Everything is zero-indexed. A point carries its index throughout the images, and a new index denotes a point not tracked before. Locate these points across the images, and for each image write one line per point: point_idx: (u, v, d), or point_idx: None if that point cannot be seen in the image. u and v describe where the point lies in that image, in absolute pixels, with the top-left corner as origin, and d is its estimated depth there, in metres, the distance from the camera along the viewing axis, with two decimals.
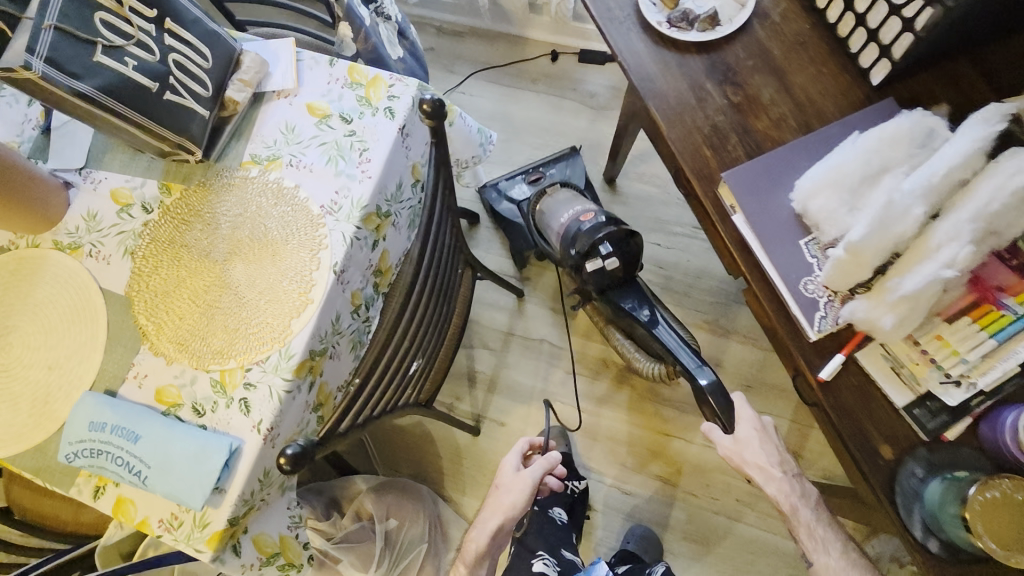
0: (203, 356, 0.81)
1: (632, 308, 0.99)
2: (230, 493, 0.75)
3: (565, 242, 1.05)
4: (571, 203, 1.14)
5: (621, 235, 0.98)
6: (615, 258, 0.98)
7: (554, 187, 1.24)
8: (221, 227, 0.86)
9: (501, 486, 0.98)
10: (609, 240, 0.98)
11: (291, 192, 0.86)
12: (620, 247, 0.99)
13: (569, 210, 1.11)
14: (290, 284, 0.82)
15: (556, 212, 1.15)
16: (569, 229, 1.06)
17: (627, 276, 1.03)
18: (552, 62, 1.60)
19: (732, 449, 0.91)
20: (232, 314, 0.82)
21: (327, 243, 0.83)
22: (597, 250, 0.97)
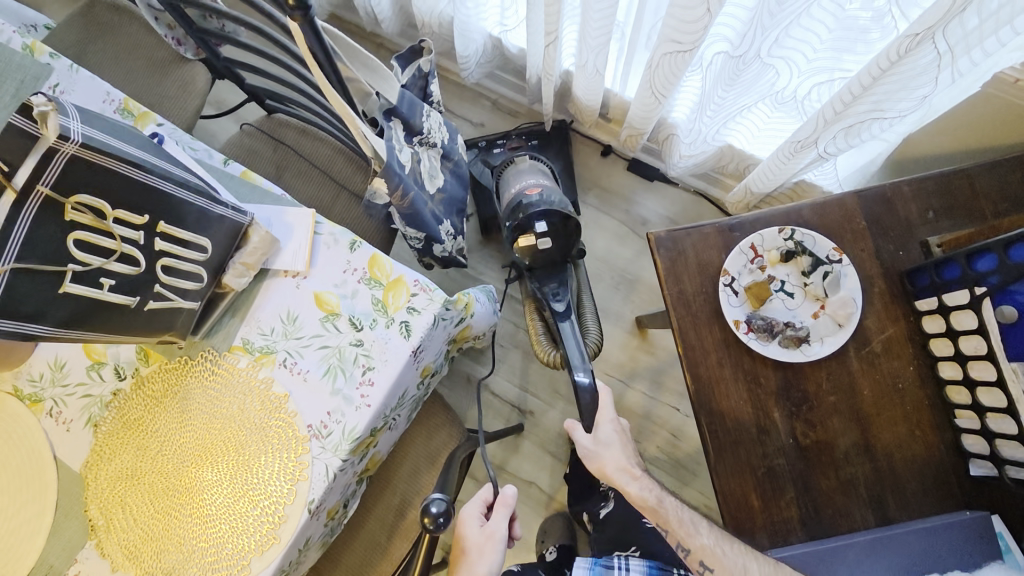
0: (150, 573, 0.73)
1: (552, 294, 1.00)
2: None
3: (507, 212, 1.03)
4: (529, 171, 1.13)
5: (561, 214, 0.98)
6: (548, 239, 0.98)
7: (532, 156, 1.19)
8: (195, 421, 0.76)
9: (471, 548, 0.82)
10: (550, 214, 0.97)
11: (277, 400, 0.76)
12: (556, 228, 0.98)
13: (527, 179, 1.08)
14: (257, 512, 0.73)
15: (511, 180, 1.12)
16: (518, 191, 1.06)
17: (558, 259, 1.01)
18: (602, 156, 1.45)
19: (591, 450, 0.79)
20: (190, 531, 0.74)
21: (308, 474, 0.74)
22: (532, 226, 0.97)
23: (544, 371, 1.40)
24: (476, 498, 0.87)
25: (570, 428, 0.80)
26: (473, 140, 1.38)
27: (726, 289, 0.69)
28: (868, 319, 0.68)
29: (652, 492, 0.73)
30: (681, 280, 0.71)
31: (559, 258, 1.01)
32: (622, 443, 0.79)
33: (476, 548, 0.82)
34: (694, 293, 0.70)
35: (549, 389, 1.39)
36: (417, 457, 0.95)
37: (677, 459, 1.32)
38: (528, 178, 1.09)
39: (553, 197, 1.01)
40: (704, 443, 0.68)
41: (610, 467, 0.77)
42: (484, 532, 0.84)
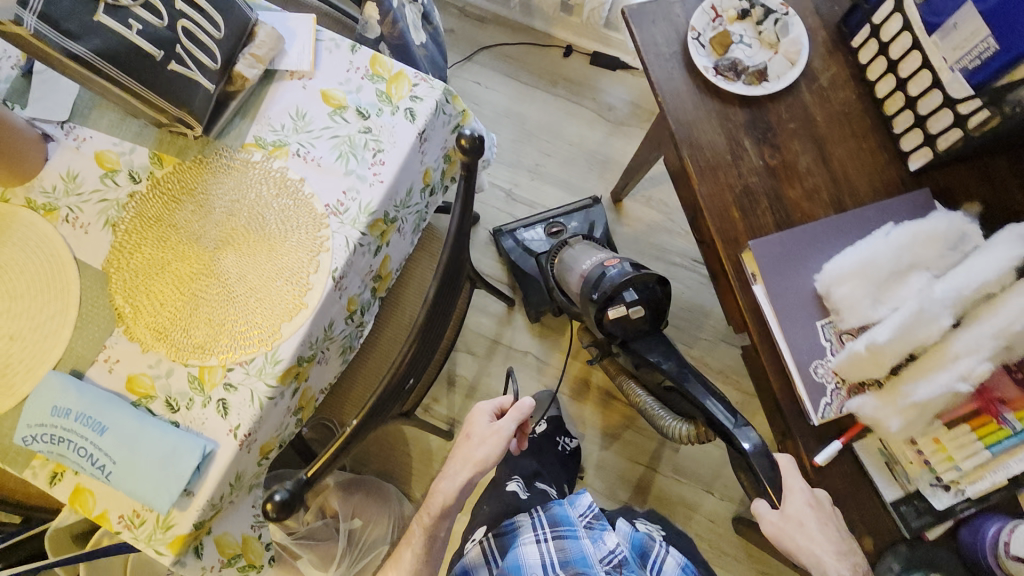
0: (182, 348, 0.76)
1: (658, 362, 0.87)
2: (199, 497, 0.72)
3: (585, 288, 0.92)
4: (590, 252, 1.07)
5: (646, 277, 0.88)
6: (641, 305, 0.87)
7: (577, 241, 1.18)
8: (214, 212, 0.80)
9: (474, 435, 0.80)
10: (637, 283, 0.87)
11: (294, 185, 0.80)
12: (648, 294, 0.88)
13: (591, 258, 1.02)
14: (284, 284, 0.78)
15: (576, 262, 1.06)
16: (584, 271, 0.98)
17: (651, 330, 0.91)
18: (564, 57, 1.55)
19: (781, 529, 0.65)
20: (218, 307, 0.77)
21: (329, 246, 0.79)
22: (620, 296, 0.87)
23: None
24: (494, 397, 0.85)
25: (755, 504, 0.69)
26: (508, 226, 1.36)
27: (694, 41, 0.79)
28: (815, 61, 0.79)
29: None
30: (657, 44, 0.80)
31: (653, 326, 0.90)
32: (821, 519, 0.63)
33: (481, 437, 0.79)
34: (669, 51, 0.80)
35: None
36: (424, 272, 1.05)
37: None
38: (589, 258, 1.03)
39: (631, 265, 0.91)
40: (688, 174, 0.77)
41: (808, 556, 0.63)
42: (490, 428, 0.80)
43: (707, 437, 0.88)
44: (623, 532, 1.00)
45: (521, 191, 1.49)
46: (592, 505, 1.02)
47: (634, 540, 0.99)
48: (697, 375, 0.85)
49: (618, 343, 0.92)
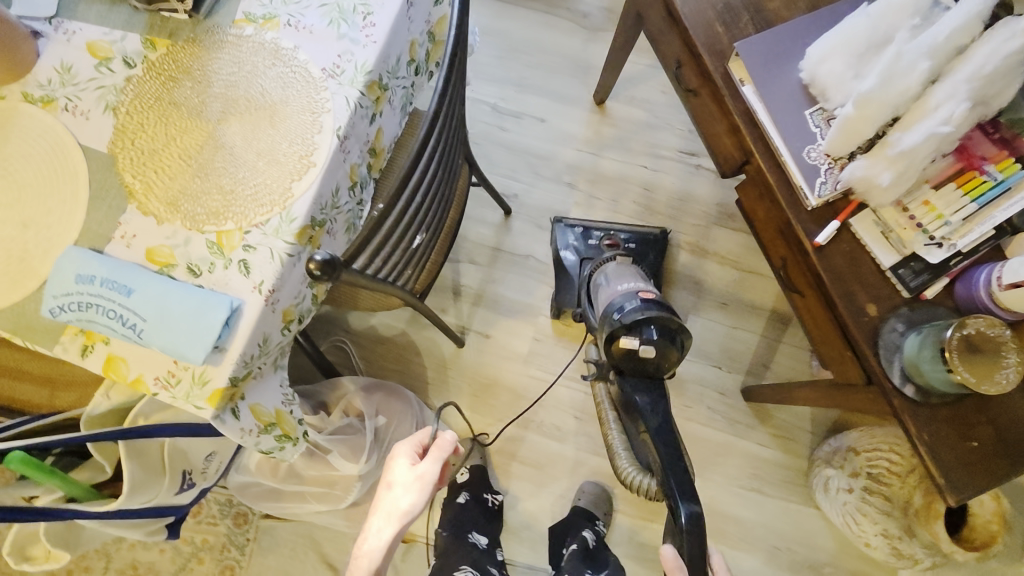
0: (197, 216, 0.77)
1: (642, 406, 0.89)
2: (231, 352, 0.74)
3: (609, 310, 0.96)
4: (634, 274, 1.11)
5: (671, 324, 0.89)
6: (654, 348, 0.89)
7: (625, 259, 1.19)
8: (213, 86, 0.81)
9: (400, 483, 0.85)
10: (657, 326, 0.89)
11: (288, 53, 0.82)
12: (664, 342, 0.89)
13: (628, 281, 1.05)
14: (289, 147, 0.79)
15: (610, 281, 1.10)
16: (619, 291, 1.02)
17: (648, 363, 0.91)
18: None
19: None
20: (227, 175, 0.78)
21: (330, 107, 0.80)
22: (639, 329, 0.89)
23: (521, 158, 1.50)
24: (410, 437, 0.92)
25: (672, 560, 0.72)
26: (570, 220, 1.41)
27: None
28: None
29: None
30: None
31: (652, 395, 0.90)
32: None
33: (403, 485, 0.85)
34: None
35: (529, 171, 1.50)
36: None
37: (653, 208, 1.47)
38: (622, 279, 1.07)
39: (656, 300, 0.94)
40: None
41: None
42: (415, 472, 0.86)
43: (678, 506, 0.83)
44: None
45: (507, 104, 1.52)
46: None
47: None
48: (667, 442, 0.84)
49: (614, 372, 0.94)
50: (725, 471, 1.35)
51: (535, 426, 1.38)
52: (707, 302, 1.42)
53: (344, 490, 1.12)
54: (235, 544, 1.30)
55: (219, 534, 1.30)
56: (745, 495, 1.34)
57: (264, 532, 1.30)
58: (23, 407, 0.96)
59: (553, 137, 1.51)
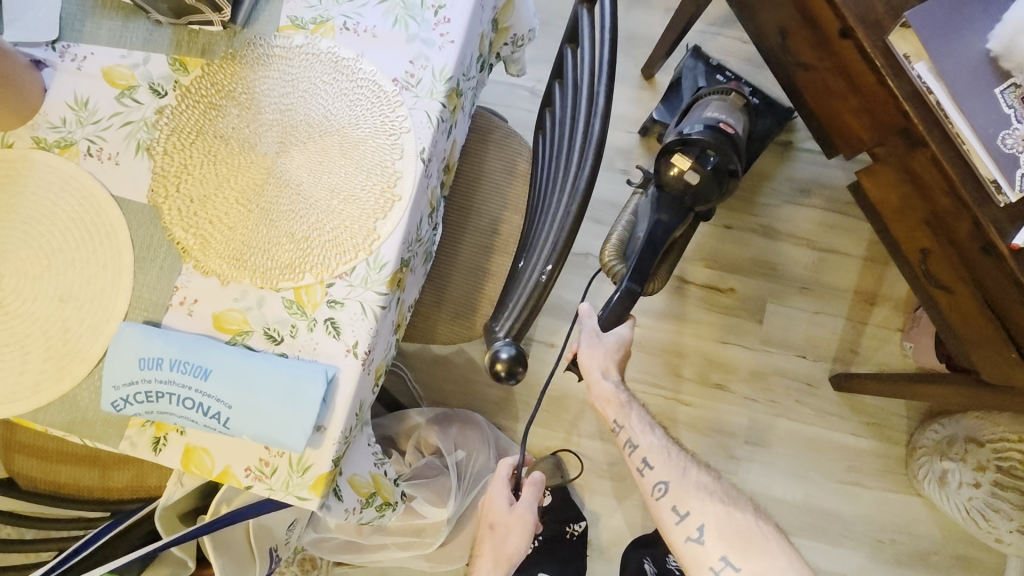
0: (268, 272, 0.65)
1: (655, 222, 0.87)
2: (332, 430, 0.62)
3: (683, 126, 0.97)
4: (730, 107, 1.04)
5: (724, 161, 0.89)
6: (696, 171, 0.88)
7: (738, 99, 1.05)
8: (265, 112, 0.68)
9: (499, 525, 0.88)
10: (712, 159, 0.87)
11: (350, 64, 0.68)
12: (712, 167, 0.88)
13: (716, 110, 1.01)
14: (367, 179, 0.66)
15: (706, 106, 1.04)
16: (705, 115, 0.99)
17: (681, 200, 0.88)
18: None
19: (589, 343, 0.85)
20: (297, 219, 0.66)
21: (409, 125, 0.67)
22: (690, 149, 0.90)
23: None
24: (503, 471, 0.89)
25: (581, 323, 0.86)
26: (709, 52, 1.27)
27: None
28: None
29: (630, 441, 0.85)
30: None
31: (673, 216, 0.87)
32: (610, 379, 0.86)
33: (505, 528, 0.87)
34: None
35: None
36: (494, 170, 0.93)
37: None
38: (720, 107, 1.01)
39: (723, 134, 0.93)
40: None
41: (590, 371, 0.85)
42: (512, 513, 0.87)
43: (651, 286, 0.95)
44: None
45: None
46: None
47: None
48: (652, 247, 0.82)
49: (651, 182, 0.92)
50: (819, 466, 1.26)
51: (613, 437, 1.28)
52: (786, 288, 1.31)
53: (434, 536, 1.03)
54: None
55: None
56: (843, 490, 1.26)
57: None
58: (71, 492, 0.85)
59: None
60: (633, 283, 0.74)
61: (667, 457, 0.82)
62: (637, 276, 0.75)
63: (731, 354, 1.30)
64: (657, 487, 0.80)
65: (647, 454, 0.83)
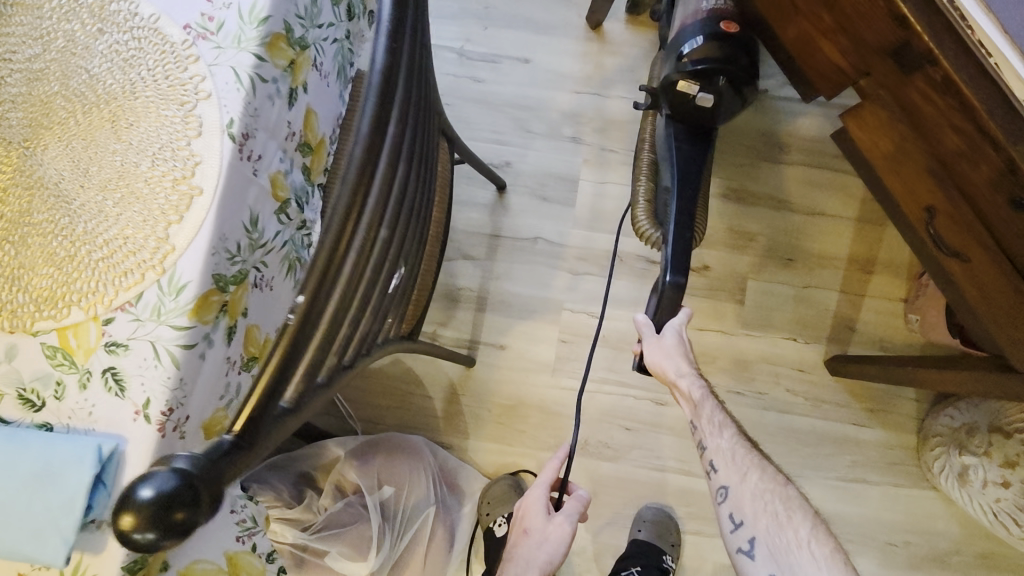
0: (22, 309, 0.46)
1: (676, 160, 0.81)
2: (118, 529, 0.44)
3: (677, 36, 0.81)
4: None
5: (740, 76, 0.77)
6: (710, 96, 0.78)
7: None
8: (9, 84, 0.48)
9: (534, 532, 0.72)
10: (723, 77, 0.77)
11: (124, 9, 0.49)
12: (727, 88, 0.78)
13: None
14: (153, 168, 0.47)
15: None
16: (696, 9, 0.81)
17: (696, 125, 0.83)
18: None
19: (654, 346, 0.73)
20: (57, 230, 0.47)
21: (208, 88, 0.48)
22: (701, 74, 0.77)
23: (505, 113, 1.16)
24: (544, 479, 0.74)
25: (640, 324, 0.76)
26: None
27: None
28: None
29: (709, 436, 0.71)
30: None
31: (695, 143, 0.83)
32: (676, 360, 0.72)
33: (542, 538, 0.71)
34: None
35: (519, 128, 1.16)
36: None
37: None
38: None
39: (731, 38, 0.77)
40: None
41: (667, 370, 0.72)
42: (551, 523, 0.72)
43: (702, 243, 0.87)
44: None
45: (475, 45, 1.17)
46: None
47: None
48: (689, 209, 0.77)
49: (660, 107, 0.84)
50: (817, 463, 1.09)
51: (578, 449, 1.11)
52: (767, 261, 1.12)
53: None
54: None
55: None
56: (846, 489, 1.09)
57: None
58: None
59: (542, 80, 1.17)
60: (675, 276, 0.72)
61: (737, 460, 0.69)
62: (687, 272, 0.72)
63: (709, 342, 1.12)
64: (718, 490, 0.68)
65: (714, 455, 0.70)
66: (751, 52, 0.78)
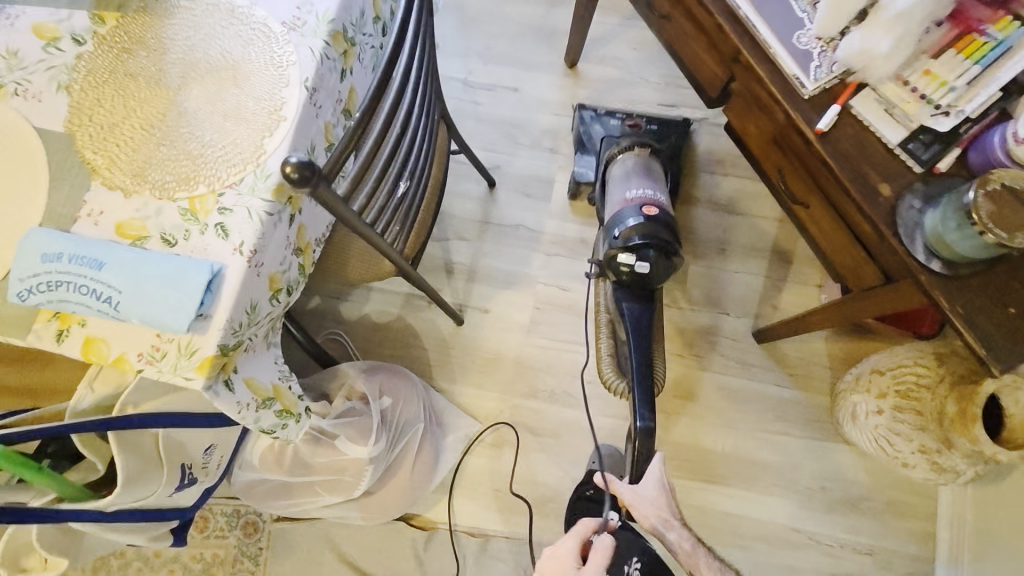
0: (167, 184, 0.73)
1: (627, 311, 1.05)
2: (217, 319, 0.70)
3: (615, 220, 1.09)
4: (642, 179, 1.18)
5: (666, 245, 1.04)
6: (647, 262, 1.03)
7: (642, 151, 1.25)
8: (171, 52, 0.78)
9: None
10: (655, 251, 1.03)
11: (245, 12, 0.79)
12: (658, 264, 1.04)
13: (637, 187, 1.14)
14: (256, 105, 0.76)
15: (621, 182, 1.19)
16: (628, 200, 1.12)
17: (638, 288, 1.06)
18: None
19: (616, 485, 0.98)
20: (194, 138, 0.75)
21: (295, 59, 0.77)
22: (638, 248, 1.03)
23: (498, 129, 1.47)
24: (577, 532, 0.89)
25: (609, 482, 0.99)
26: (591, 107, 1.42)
27: None
28: None
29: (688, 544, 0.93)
30: None
31: (641, 304, 1.06)
32: (654, 501, 0.96)
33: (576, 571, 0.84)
34: None
35: (508, 141, 1.46)
36: None
37: None
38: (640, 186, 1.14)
39: (655, 219, 1.06)
40: None
41: (647, 513, 0.95)
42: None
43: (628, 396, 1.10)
44: None
45: (476, 78, 1.50)
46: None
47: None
48: (644, 355, 1.02)
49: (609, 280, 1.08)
50: (747, 414, 1.29)
51: (545, 396, 1.31)
52: (704, 249, 1.38)
53: (358, 474, 1.06)
54: (247, 555, 1.25)
55: (230, 546, 1.26)
56: (771, 438, 1.27)
57: (275, 538, 1.24)
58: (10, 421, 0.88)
59: (528, 105, 1.48)
60: (647, 422, 0.97)
61: None
62: (653, 414, 0.97)
63: None
64: None
65: None
66: (671, 233, 1.06)
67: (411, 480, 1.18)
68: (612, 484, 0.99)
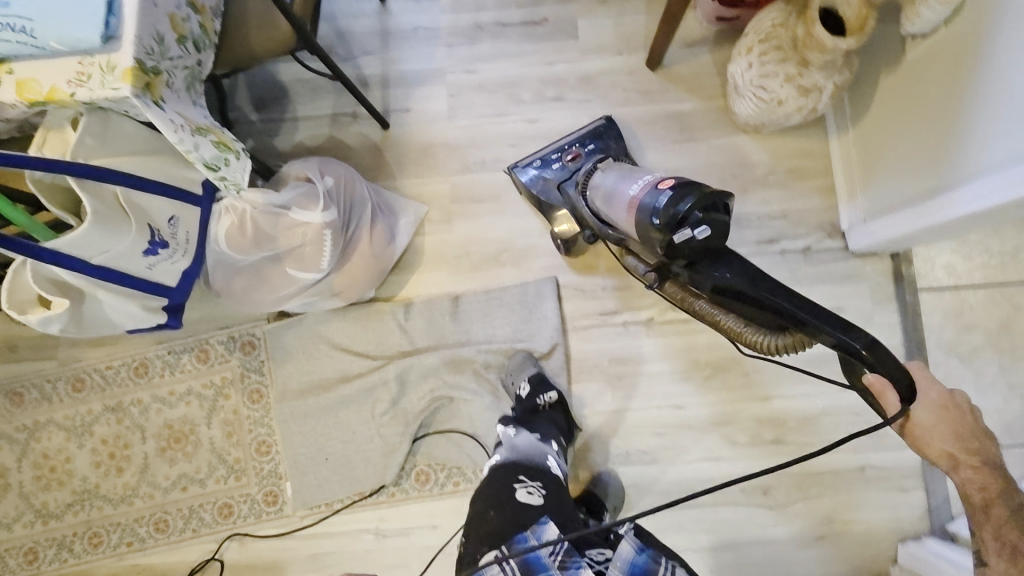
0: None
1: (726, 276, 0.82)
2: (126, 36, 0.78)
3: (643, 215, 0.93)
4: (627, 175, 1.11)
5: (708, 190, 0.87)
6: (706, 227, 0.85)
7: (606, 163, 1.27)
8: None
9: None
10: (701, 208, 0.86)
11: None
12: (712, 217, 0.86)
13: (636, 181, 1.04)
14: None
15: (616, 186, 1.10)
16: (634, 193, 1.00)
17: (713, 262, 0.86)
18: None
19: (883, 384, 0.67)
20: None
21: None
22: (687, 220, 0.86)
23: None
24: None
25: (884, 389, 0.67)
26: (523, 159, 1.40)
27: None
28: None
29: (974, 456, 0.71)
30: None
31: (725, 266, 0.84)
32: (946, 417, 0.70)
33: None
34: None
35: None
36: None
37: None
38: (631, 179, 1.07)
39: (680, 183, 0.91)
40: None
41: (922, 426, 0.70)
42: None
43: (807, 342, 0.76)
44: (620, 565, 0.89)
45: None
46: (565, 542, 0.89)
47: (635, 570, 0.89)
48: (784, 294, 0.75)
49: (684, 270, 0.89)
50: (656, 134, 1.43)
51: (478, 166, 1.44)
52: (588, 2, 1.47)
53: (319, 241, 1.19)
54: (252, 369, 1.38)
55: (234, 367, 1.38)
56: (682, 147, 1.42)
57: (271, 345, 1.37)
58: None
59: None
60: (861, 338, 0.66)
61: None
62: (852, 325, 0.67)
63: (559, 70, 1.46)
64: None
65: None
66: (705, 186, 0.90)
67: (372, 252, 1.31)
68: (882, 395, 0.68)
